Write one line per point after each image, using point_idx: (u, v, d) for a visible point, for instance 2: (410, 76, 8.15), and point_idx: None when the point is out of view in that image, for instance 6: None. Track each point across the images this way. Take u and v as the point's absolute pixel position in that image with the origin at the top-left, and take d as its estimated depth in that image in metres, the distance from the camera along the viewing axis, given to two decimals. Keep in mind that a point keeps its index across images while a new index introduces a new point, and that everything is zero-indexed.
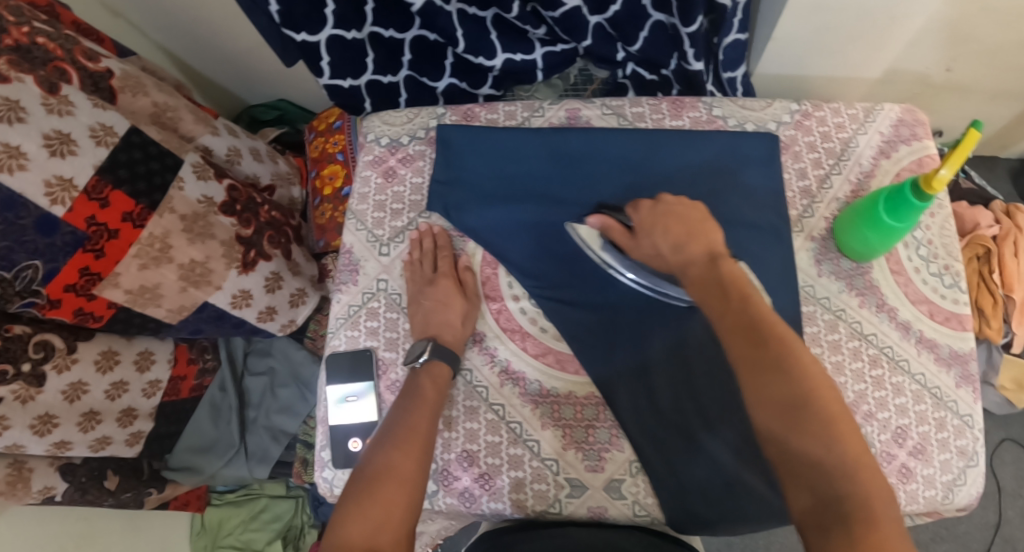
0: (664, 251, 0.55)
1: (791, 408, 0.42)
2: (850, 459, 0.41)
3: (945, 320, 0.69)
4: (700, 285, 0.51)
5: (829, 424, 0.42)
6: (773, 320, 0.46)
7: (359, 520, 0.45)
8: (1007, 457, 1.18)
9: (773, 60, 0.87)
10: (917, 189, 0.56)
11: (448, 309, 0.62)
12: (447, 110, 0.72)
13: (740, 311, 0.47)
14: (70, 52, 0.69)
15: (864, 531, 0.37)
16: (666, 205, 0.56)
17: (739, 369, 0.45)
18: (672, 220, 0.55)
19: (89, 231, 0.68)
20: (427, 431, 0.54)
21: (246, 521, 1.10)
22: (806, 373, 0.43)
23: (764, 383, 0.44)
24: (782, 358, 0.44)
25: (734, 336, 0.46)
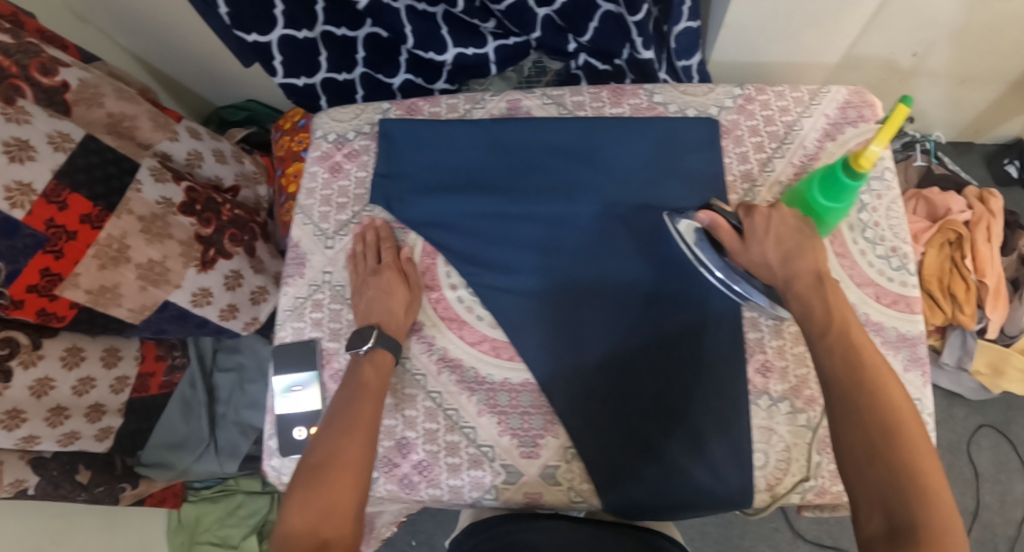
0: (772, 259, 0.54)
1: (881, 433, 0.43)
2: (931, 492, 0.40)
3: (892, 303, 0.66)
4: (803, 301, 0.52)
5: (913, 453, 0.42)
6: (872, 351, 0.47)
7: (307, 510, 0.47)
8: (985, 442, 1.15)
9: (727, 49, 0.83)
10: (848, 167, 0.56)
11: (389, 298, 0.63)
12: (391, 105, 0.75)
13: (843, 336, 0.48)
14: (24, 68, 0.69)
15: None
16: (779, 215, 0.56)
17: (834, 385, 0.47)
18: (788, 234, 0.55)
19: (48, 233, 0.69)
20: (371, 417, 0.55)
21: (223, 517, 1.09)
22: (898, 406, 0.44)
23: (856, 403, 0.45)
24: (876, 384, 0.45)
25: (837, 357, 0.48)
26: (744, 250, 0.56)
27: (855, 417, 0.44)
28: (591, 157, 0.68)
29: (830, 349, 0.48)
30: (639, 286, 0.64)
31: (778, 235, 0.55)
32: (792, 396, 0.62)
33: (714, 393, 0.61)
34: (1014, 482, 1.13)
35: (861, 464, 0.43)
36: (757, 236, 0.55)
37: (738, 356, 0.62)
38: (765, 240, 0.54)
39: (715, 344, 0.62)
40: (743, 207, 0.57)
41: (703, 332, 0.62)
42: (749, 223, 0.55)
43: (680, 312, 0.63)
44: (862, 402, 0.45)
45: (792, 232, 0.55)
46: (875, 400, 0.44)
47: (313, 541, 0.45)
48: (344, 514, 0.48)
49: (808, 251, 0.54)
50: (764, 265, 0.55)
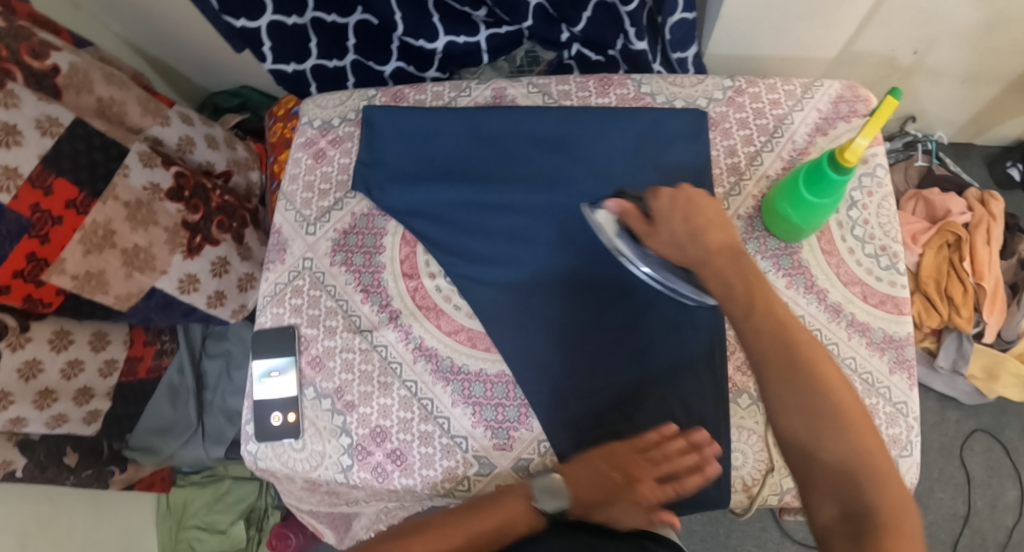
0: (683, 240, 0.54)
1: (826, 419, 0.44)
2: (879, 473, 0.42)
3: (879, 303, 0.65)
4: (726, 279, 0.51)
5: (856, 435, 0.44)
6: (798, 327, 0.48)
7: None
8: (977, 447, 1.14)
9: (722, 40, 0.82)
10: (834, 161, 0.55)
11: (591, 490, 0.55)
12: (377, 92, 0.75)
13: (770, 313, 0.49)
14: (15, 52, 0.69)
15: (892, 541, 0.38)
16: (687, 195, 0.55)
17: (765, 373, 0.47)
18: (698, 211, 0.54)
19: (34, 218, 0.67)
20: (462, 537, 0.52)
21: (209, 503, 1.08)
22: (835, 384, 0.45)
23: (790, 384, 0.46)
24: (811, 369, 0.46)
25: (767, 338, 0.48)
26: (653, 234, 0.56)
27: (795, 403, 0.45)
28: (571, 149, 0.68)
29: (759, 328, 0.48)
30: (617, 280, 0.64)
31: (686, 210, 0.55)
32: None
33: (691, 392, 0.60)
34: (1005, 488, 1.12)
35: (808, 453, 0.44)
36: (665, 214, 0.55)
37: (718, 354, 0.61)
38: (671, 223, 0.55)
39: (690, 342, 0.62)
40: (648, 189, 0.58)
41: (680, 330, 0.62)
42: (655, 208, 0.56)
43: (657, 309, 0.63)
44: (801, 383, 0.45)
45: (701, 212, 0.55)
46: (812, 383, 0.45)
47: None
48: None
49: (714, 228, 0.54)
50: (678, 248, 0.55)
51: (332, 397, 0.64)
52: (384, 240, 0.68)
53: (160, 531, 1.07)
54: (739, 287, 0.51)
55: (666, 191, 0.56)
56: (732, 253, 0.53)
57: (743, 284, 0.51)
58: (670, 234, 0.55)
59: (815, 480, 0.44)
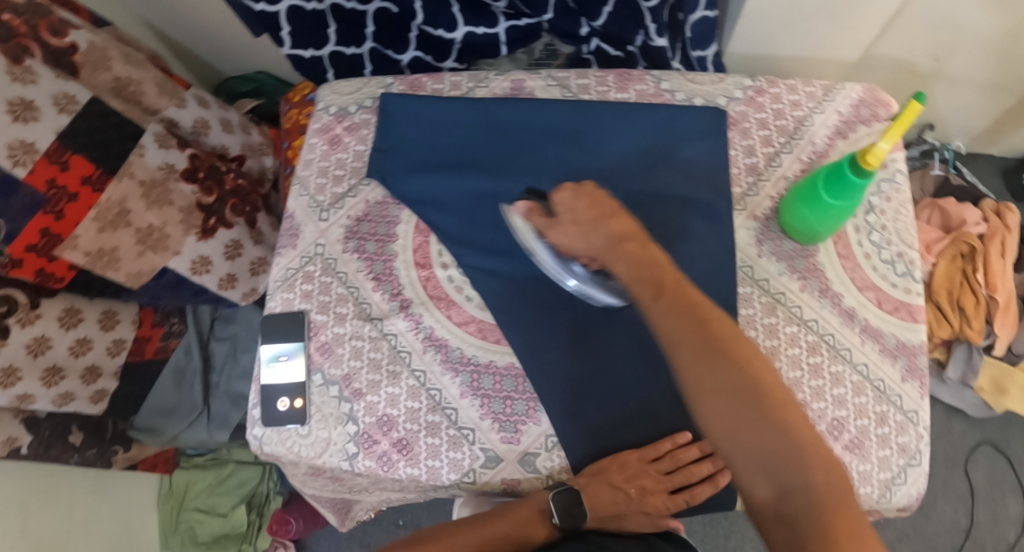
0: (585, 232, 0.54)
1: (748, 398, 0.44)
2: (804, 445, 0.43)
3: (893, 309, 0.64)
4: (634, 263, 0.52)
5: (779, 410, 0.44)
6: (705, 304, 0.49)
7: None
8: (982, 460, 1.13)
9: (744, 39, 0.81)
10: (855, 164, 0.54)
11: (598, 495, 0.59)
12: (394, 80, 0.74)
13: (677, 291, 0.49)
14: (34, 28, 0.68)
15: (830, 517, 0.40)
16: (586, 190, 0.56)
17: (681, 355, 0.46)
18: (599, 200, 0.56)
19: (49, 193, 0.67)
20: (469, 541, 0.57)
21: (212, 486, 1.07)
22: (748, 361, 0.46)
23: (708, 369, 0.45)
24: (722, 346, 0.46)
25: (681, 320, 0.47)
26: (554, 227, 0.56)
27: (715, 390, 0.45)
28: (587, 144, 0.68)
29: (671, 309, 0.48)
30: None
31: (589, 197, 0.56)
32: None
33: None
34: (1008, 502, 1.11)
35: (732, 435, 0.44)
36: (566, 203, 0.56)
37: None
38: (576, 210, 0.55)
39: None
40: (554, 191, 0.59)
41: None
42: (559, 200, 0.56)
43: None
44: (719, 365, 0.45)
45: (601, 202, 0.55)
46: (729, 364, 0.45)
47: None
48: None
49: (617, 215, 0.54)
50: (582, 239, 0.55)
51: (339, 384, 0.64)
52: (398, 228, 0.68)
53: (161, 512, 1.08)
54: (647, 270, 0.50)
55: (569, 186, 0.57)
56: (636, 239, 0.53)
57: (650, 268, 0.51)
58: (575, 223, 0.55)
59: (743, 463, 0.44)
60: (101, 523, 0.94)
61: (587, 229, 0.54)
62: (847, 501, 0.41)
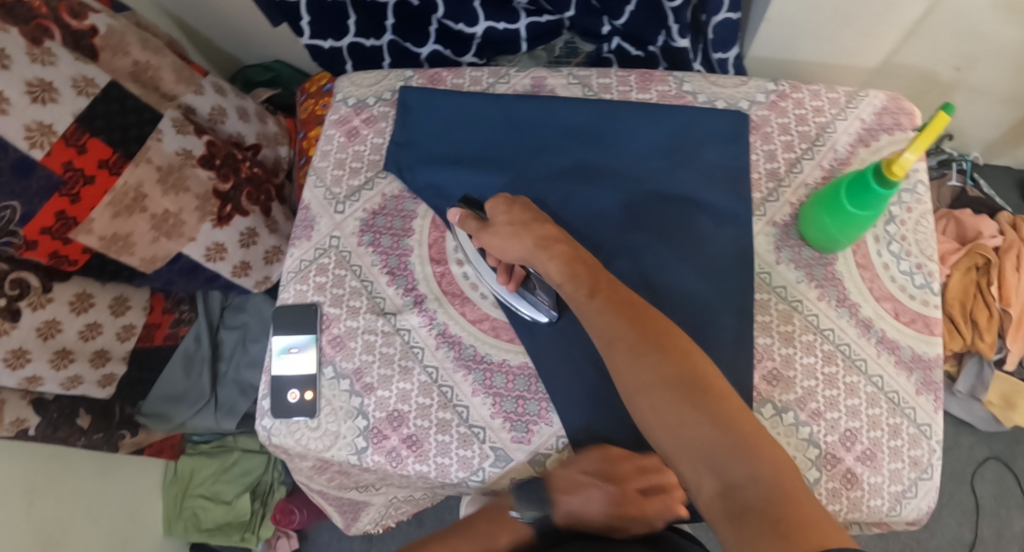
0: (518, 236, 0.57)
1: (685, 391, 0.47)
2: (744, 434, 0.45)
3: (910, 321, 0.63)
4: (567, 266, 0.55)
5: (716, 401, 0.46)
6: (637, 304, 0.53)
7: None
8: (989, 475, 1.12)
9: (766, 43, 0.80)
10: (879, 174, 0.53)
11: (585, 501, 0.54)
12: (414, 73, 0.74)
13: (611, 293, 0.53)
14: (54, 10, 0.69)
15: (779, 508, 0.41)
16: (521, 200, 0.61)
17: (618, 354, 0.50)
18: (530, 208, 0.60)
19: (66, 175, 0.67)
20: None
21: (217, 474, 1.08)
22: (685, 356, 0.49)
23: (642, 365, 0.49)
24: (656, 341, 0.49)
25: (615, 320, 0.51)
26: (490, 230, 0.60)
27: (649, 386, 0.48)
28: (605, 144, 0.67)
29: (607, 308, 0.52)
30: (646, 281, 0.63)
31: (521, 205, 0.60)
32: (797, 408, 0.61)
33: None
34: (1013, 518, 1.10)
35: (671, 431, 0.46)
36: (500, 208, 0.60)
37: (746, 362, 0.60)
38: (510, 212, 0.59)
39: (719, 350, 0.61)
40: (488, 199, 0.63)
41: (710, 336, 0.61)
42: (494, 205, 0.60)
43: (687, 314, 0.62)
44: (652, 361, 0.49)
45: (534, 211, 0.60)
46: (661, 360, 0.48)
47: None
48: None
49: (548, 223, 0.58)
50: (515, 240, 0.57)
51: (351, 378, 0.64)
52: (414, 223, 0.68)
53: (165, 498, 1.08)
54: (584, 273, 0.54)
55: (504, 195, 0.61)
56: (564, 244, 0.57)
57: (587, 270, 0.55)
58: (509, 223, 0.58)
59: (686, 456, 0.46)
60: (107, 508, 0.94)
61: (518, 229, 0.57)
62: (793, 487, 0.42)
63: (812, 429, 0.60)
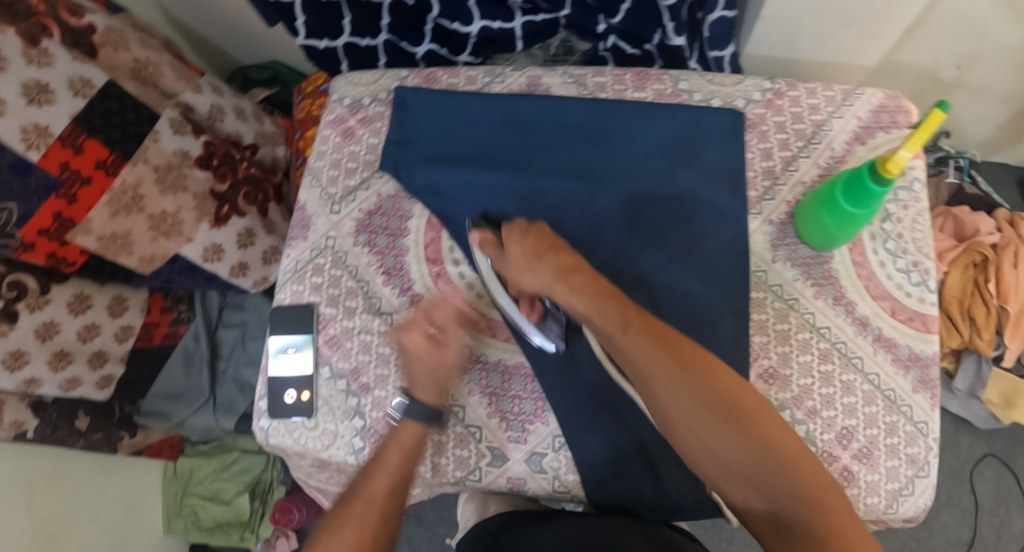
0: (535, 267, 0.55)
1: (724, 415, 0.47)
2: (782, 450, 0.47)
3: (908, 319, 0.63)
4: (591, 299, 0.53)
5: (754, 420, 0.47)
6: (669, 331, 0.52)
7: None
8: (987, 473, 1.12)
9: (763, 41, 0.80)
10: (876, 172, 0.53)
11: (418, 365, 0.58)
12: (409, 73, 0.74)
13: (644, 323, 0.52)
14: (53, 7, 0.69)
15: (824, 520, 0.43)
16: (537, 226, 0.58)
17: (655, 384, 0.49)
18: (546, 235, 0.57)
19: (62, 176, 0.67)
20: (382, 512, 0.54)
21: (216, 472, 1.08)
22: (716, 378, 0.49)
23: (684, 394, 0.48)
24: (689, 366, 0.49)
25: (652, 351, 0.50)
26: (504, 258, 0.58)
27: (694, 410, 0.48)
28: (603, 143, 0.67)
29: (644, 341, 0.50)
30: (643, 280, 0.64)
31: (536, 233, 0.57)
32: (794, 406, 0.61)
33: None
34: (1012, 517, 1.10)
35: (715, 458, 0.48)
36: (514, 237, 0.57)
37: (741, 361, 0.61)
38: (524, 242, 0.56)
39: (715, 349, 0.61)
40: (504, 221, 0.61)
41: (705, 336, 0.62)
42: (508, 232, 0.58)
43: (683, 314, 0.63)
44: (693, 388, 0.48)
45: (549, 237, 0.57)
46: (702, 387, 0.48)
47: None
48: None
49: (561, 252, 0.56)
50: (532, 272, 0.55)
51: (347, 378, 0.64)
52: (410, 223, 0.68)
53: (165, 496, 1.08)
54: (614, 306, 0.52)
55: (521, 222, 0.58)
56: (584, 275, 0.55)
57: (616, 303, 0.53)
58: (524, 256, 0.56)
59: (730, 478, 0.47)
60: (106, 507, 0.93)
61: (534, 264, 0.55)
62: (832, 499, 0.44)
63: (808, 427, 0.60)
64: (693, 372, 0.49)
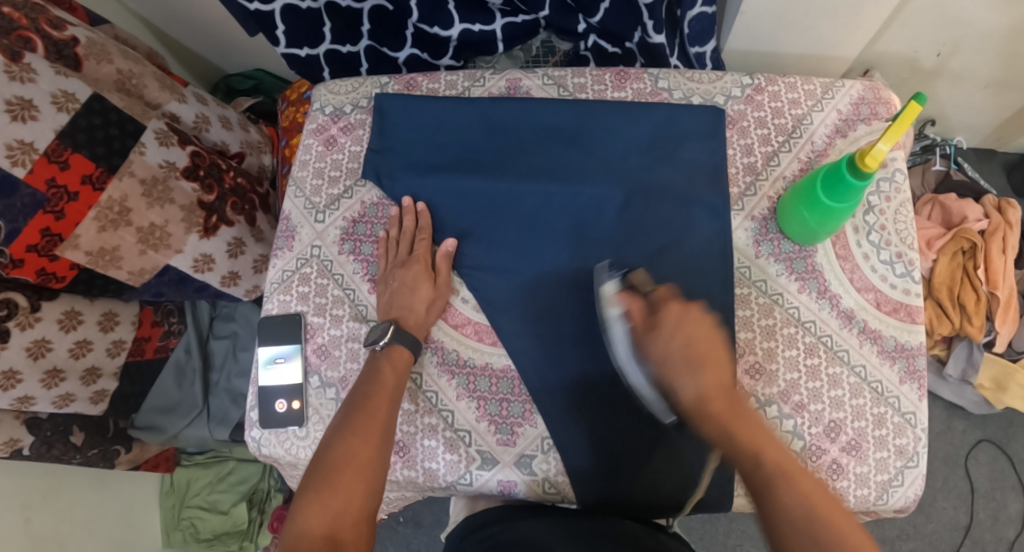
0: (677, 366, 0.53)
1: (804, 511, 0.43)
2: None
3: (892, 311, 0.63)
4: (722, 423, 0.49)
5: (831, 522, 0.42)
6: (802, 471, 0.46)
7: (319, 512, 0.48)
8: (982, 458, 1.13)
9: (742, 37, 0.80)
10: (854, 166, 0.53)
11: (414, 293, 0.63)
12: (389, 79, 0.74)
13: (775, 450, 0.47)
14: (34, 21, 0.69)
15: None
16: (693, 319, 0.54)
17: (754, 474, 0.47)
18: (698, 336, 0.54)
19: (49, 193, 0.67)
20: (387, 418, 0.56)
21: (213, 483, 1.08)
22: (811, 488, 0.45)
23: (792, 508, 0.44)
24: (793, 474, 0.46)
25: (768, 473, 0.46)
26: (649, 344, 0.55)
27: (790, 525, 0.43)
28: (584, 144, 0.67)
29: (775, 469, 0.46)
30: None
31: (689, 334, 0.54)
32: (781, 401, 0.61)
33: None
34: (1008, 501, 1.11)
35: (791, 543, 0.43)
36: (662, 331, 0.54)
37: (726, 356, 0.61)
38: (675, 335, 0.54)
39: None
40: (658, 293, 0.57)
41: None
42: (658, 318, 0.55)
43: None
44: (801, 519, 0.43)
45: (702, 338, 0.54)
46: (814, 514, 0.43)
47: (322, 540, 0.47)
48: (354, 517, 0.49)
49: (707, 365, 0.52)
50: (670, 365, 0.53)
51: (336, 386, 0.65)
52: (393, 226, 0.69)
53: (162, 509, 1.08)
54: (744, 435, 0.48)
55: (675, 307, 0.55)
56: (723, 393, 0.51)
57: (748, 433, 0.49)
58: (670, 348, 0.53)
59: None
60: (103, 521, 0.93)
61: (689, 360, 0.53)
62: None
63: (796, 421, 0.61)
64: (810, 506, 0.43)
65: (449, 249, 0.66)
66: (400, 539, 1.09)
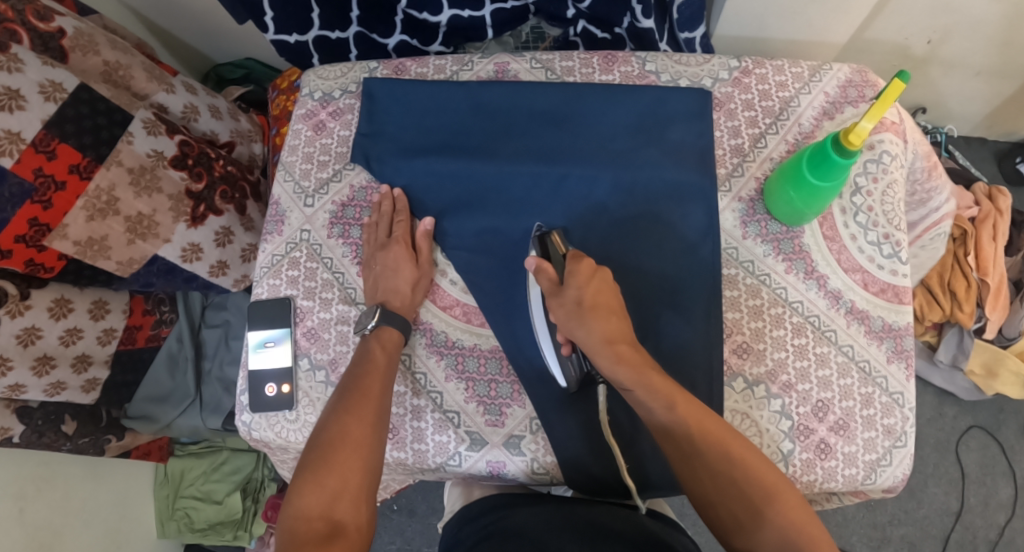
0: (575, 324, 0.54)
1: (720, 471, 0.49)
2: (762, 498, 0.48)
3: (880, 292, 0.64)
4: (635, 373, 0.52)
5: (739, 473, 0.49)
6: (712, 419, 0.51)
7: (316, 494, 0.49)
8: (973, 443, 1.13)
9: (732, 22, 0.80)
10: (838, 144, 0.53)
11: (397, 275, 0.64)
12: (378, 64, 0.74)
13: (690, 406, 0.51)
14: (21, 13, 0.70)
15: (759, 514, 0.47)
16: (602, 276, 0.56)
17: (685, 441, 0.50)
18: (607, 290, 0.55)
19: (37, 182, 0.66)
20: (380, 396, 0.56)
21: (207, 473, 1.08)
22: (728, 451, 0.49)
23: (727, 483, 0.49)
24: (721, 443, 0.50)
25: (693, 436, 0.50)
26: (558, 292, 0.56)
27: (709, 473, 0.49)
28: (573, 127, 0.67)
29: (687, 423, 0.50)
30: (613, 260, 0.64)
31: (597, 288, 0.55)
32: (769, 381, 0.62)
33: (682, 378, 0.61)
34: (999, 486, 1.12)
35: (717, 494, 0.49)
36: (577, 279, 0.55)
37: (712, 334, 0.62)
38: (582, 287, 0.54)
39: (663, 346, 0.62)
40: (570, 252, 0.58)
41: (660, 335, 0.62)
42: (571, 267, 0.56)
43: (635, 313, 0.63)
44: (730, 487, 0.48)
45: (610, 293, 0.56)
46: (734, 461, 0.49)
47: (321, 522, 0.48)
48: (352, 494, 0.50)
49: (614, 315, 0.54)
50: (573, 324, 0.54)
51: (326, 369, 0.65)
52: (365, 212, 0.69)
53: (156, 499, 1.08)
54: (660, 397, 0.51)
55: (589, 262, 0.56)
56: (627, 342, 0.54)
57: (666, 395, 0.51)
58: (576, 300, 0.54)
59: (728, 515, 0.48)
60: (98, 513, 0.93)
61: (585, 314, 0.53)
62: (787, 514, 0.47)
63: (783, 400, 0.61)
64: (735, 480, 0.48)
65: (427, 227, 0.67)
66: (393, 527, 1.09)
